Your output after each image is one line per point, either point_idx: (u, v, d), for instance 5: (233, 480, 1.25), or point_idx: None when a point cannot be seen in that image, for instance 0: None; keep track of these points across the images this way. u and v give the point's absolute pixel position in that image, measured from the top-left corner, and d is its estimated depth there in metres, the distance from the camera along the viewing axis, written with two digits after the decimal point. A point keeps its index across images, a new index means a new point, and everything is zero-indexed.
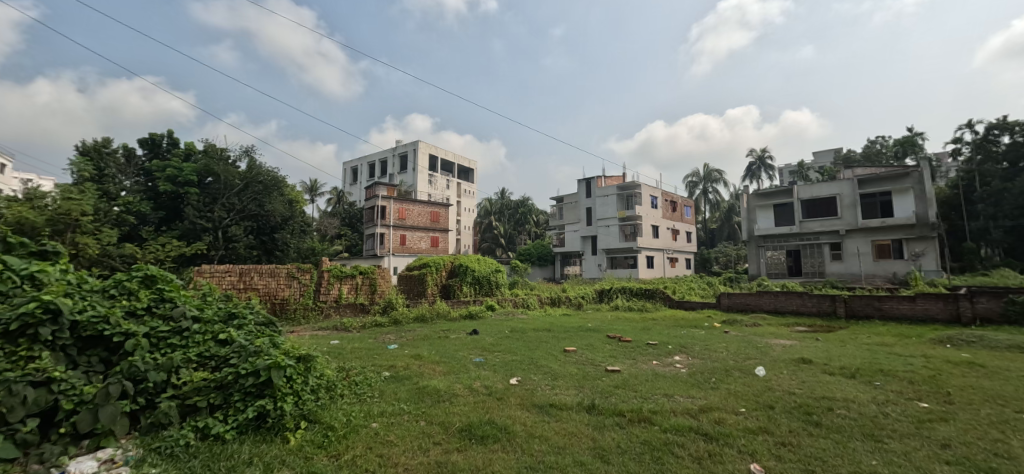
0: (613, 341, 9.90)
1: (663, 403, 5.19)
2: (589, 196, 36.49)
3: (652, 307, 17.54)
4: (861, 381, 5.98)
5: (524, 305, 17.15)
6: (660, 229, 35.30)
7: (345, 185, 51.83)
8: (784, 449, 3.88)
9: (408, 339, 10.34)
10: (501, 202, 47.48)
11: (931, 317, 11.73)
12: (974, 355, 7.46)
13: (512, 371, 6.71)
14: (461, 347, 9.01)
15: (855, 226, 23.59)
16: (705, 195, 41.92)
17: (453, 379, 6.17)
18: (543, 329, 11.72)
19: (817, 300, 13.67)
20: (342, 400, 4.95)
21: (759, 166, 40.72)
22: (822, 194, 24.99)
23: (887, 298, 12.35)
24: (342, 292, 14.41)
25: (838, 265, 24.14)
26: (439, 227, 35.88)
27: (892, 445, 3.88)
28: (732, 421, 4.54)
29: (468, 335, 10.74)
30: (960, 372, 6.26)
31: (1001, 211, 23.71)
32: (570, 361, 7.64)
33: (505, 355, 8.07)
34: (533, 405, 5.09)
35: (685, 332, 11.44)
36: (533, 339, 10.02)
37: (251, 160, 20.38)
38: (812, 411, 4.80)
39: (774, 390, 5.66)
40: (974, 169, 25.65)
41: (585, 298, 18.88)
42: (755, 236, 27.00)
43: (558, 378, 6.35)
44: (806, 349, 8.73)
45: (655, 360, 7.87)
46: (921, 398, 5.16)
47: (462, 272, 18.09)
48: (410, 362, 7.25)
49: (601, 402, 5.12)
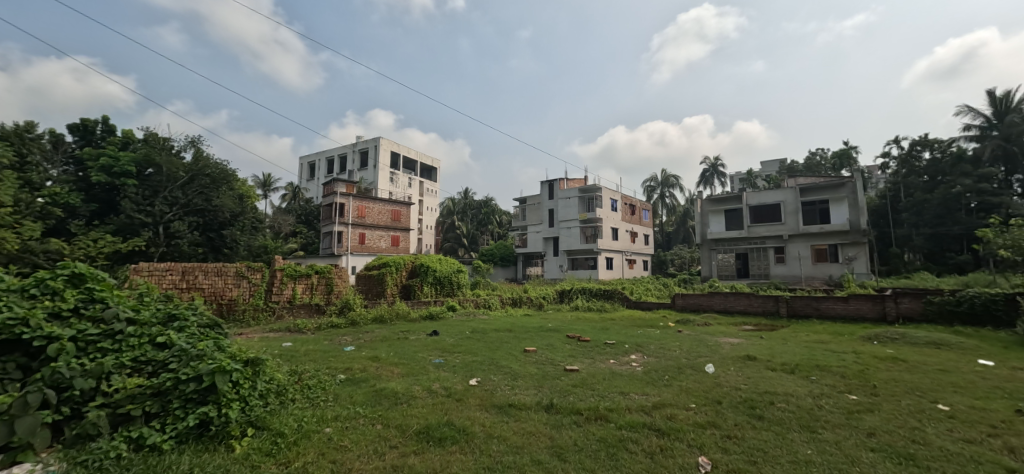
0: (572, 341, 10.05)
1: (619, 400, 5.33)
2: (551, 198, 36.93)
3: (611, 308, 17.95)
4: (799, 377, 6.38)
5: (486, 305, 17.15)
6: (619, 231, 36.24)
7: (302, 181, 49.96)
8: (729, 442, 4.08)
9: (366, 340, 10.09)
10: (464, 202, 47.22)
11: (862, 316, 12.68)
12: (897, 351, 8.15)
13: (472, 372, 6.70)
14: (421, 347, 8.86)
15: (797, 231, 25.14)
16: (663, 199, 43.40)
17: (411, 381, 6.04)
18: (504, 330, 11.74)
19: (763, 301, 14.47)
20: (293, 405, 4.74)
21: (712, 173, 42.62)
22: (768, 201, 26.51)
23: (824, 298, 13.26)
24: (297, 292, 13.91)
25: (782, 268, 25.66)
26: (401, 226, 35.20)
27: (826, 435, 4.16)
28: (682, 417, 4.73)
29: (429, 336, 10.58)
30: (885, 367, 6.81)
31: (922, 220, 26.01)
32: (530, 361, 7.69)
33: (465, 356, 8.01)
34: (493, 405, 5.09)
35: (641, 331, 11.81)
36: (494, 339, 10.02)
37: (198, 151, 19.23)
38: (756, 405, 5.07)
39: (722, 386, 5.93)
40: (900, 181, 28.12)
41: (546, 298, 19.08)
42: (708, 240, 28.26)
43: (517, 378, 6.38)
44: (752, 346, 9.24)
45: (612, 359, 8.09)
46: (851, 391, 5.58)
47: (423, 272, 17.83)
48: (368, 364, 7.09)
49: (559, 401, 5.19)
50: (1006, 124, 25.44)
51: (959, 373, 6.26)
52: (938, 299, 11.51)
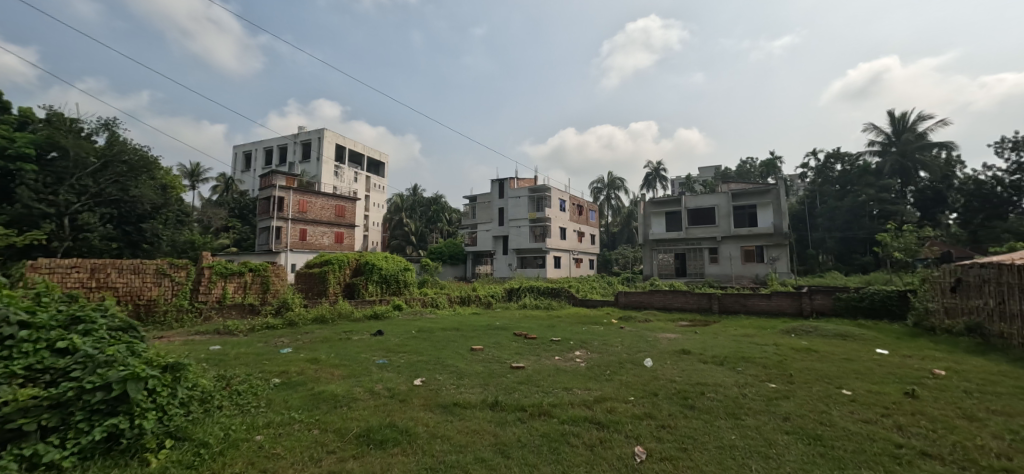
0: (519, 338, 10.12)
1: (562, 396, 5.45)
2: (501, 197, 37.03)
3: (557, 305, 18.33)
4: (727, 368, 6.85)
5: (433, 304, 16.87)
6: (567, 230, 37.02)
7: (236, 171, 46.69)
8: (664, 431, 4.31)
9: (304, 342, 9.61)
10: (412, 199, 46.24)
11: (782, 311, 13.84)
12: (811, 342, 8.99)
13: (417, 372, 6.58)
14: (364, 348, 8.58)
15: (728, 233, 26.90)
16: (608, 201, 44.81)
17: (353, 383, 5.87)
18: (451, 329, 11.60)
19: (698, 298, 15.36)
20: (220, 412, 4.43)
21: (655, 177, 44.63)
22: (704, 204, 28.22)
23: (750, 295, 14.33)
24: (227, 292, 13.00)
25: (715, 267, 27.35)
26: (345, 222, 33.83)
27: (748, 421, 4.50)
28: (621, 409, 4.92)
29: (373, 336, 10.26)
30: (800, 357, 7.48)
31: (835, 224, 28.80)
32: (476, 359, 7.68)
33: (410, 355, 7.86)
34: (437, 405, 5.04)
35: (586, 328, 12.15)
36: (441, 338, 9.90)
37: (113, 135, 17.40)
38: (688, 396, 5.39)
39: (659, 379, 6.24)
40: (817, 189, 31.16)
41: (495, 297, 19.13)
42: (649, 240, 29.54)
43: (463, 377, 6.34)
44: (686, 341, 9.80)
45: (558, 355, 8.27)
46: (771, 379, 6.07)
47: (369, 271, 17.27)
48: (306, 367, 6.76)
49: (504, 399, 5.23)
50: (904, 141, 28.66)
51: (860, 362, 7.01)
52: (845, 296, 12.82)
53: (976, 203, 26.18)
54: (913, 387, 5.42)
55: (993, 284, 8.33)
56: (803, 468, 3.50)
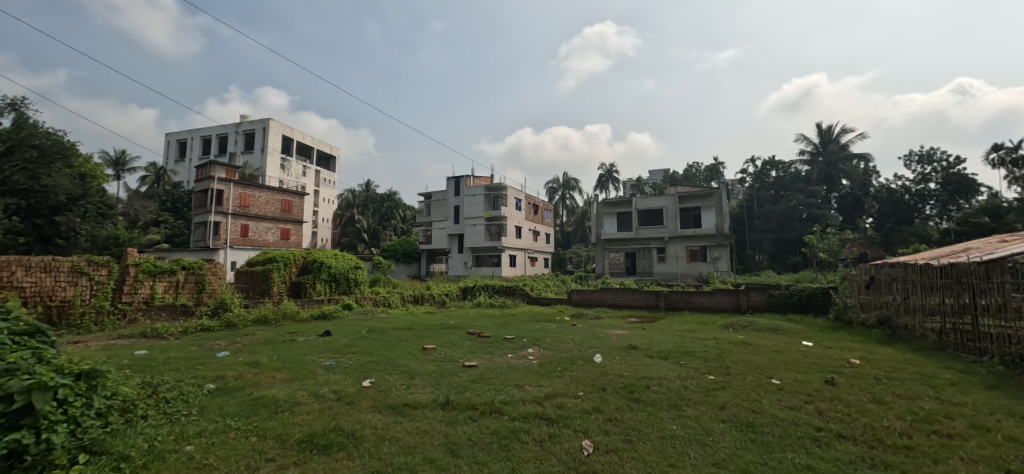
0: (472, 337, 10.08)
1: (514, 393, 5.49)
2: (457, 195, 36.67)
3: (512, 304, 18.41)
4: (671, 362, 7.18)
5: (385, 303, 16.46)
6: (523, 229, 37.29)
7: (168, 161, 43.31)
8: (611, 424, 4.45)
9: (244, 344, 9.07)
10: (365, 195, 44.89)
11: (722, 307, 14.67)
12: (747, 336, 9.60)
13: (365, 373, 6.38)
14: (309, 350, 8.24)
15: (675, 234, 28.16)
16: (563, 200, 45.53)
17: (297, 386, 5.61)
18: (403, 328, 11.37)
19: (646, 295, 15.96)
20: (145, 422, 4.10)
21: (608, 178, 45.89)
22: (653, 206, 29.40)
23: (694, 292, 15.08)
24: (156, 291, 12.05)
25: (663, 266, 28.51)
26: (291, 218, 32.23)
27: (688, 412, 4.74)
28: (570, 404, 5.03)
29: (320, 337, 9.84)
30: (737, 350, 7.98)
31: (770, 225, 30.92)
32: (428, 359, 7.58)
33: (360, 356, 7.63)
34: (386, 406, 4.92)
35: (539, 326, 12.30)
36: (392, 338, 9.68)
37: (21, 117, 15.65)
38: (634, 389, 5.59)
39: (608, 374, 6.44)
40: (755, 193, 33.38)
41: (449, 295, 18.92)
42: (602, 240, 30.34)
43: (414, 377, 6.24)
44: (634, 337, 10.19)
45: (510, 353, 8.34)
46: (710, 372, 6.43)
47: (316, 269, 16.56)
48: (245, 371, 6.38)
49: (455, 398, 5.19)
50: (829, 152, 31.12)
51: (789, 353, 7.57)
52: (777, 293, 13.81)
53: (888, 209, 29.68)
54: (832, 375, 5.93)
55: (900, 282, 9.28)
56: (735, 453, 3.73)
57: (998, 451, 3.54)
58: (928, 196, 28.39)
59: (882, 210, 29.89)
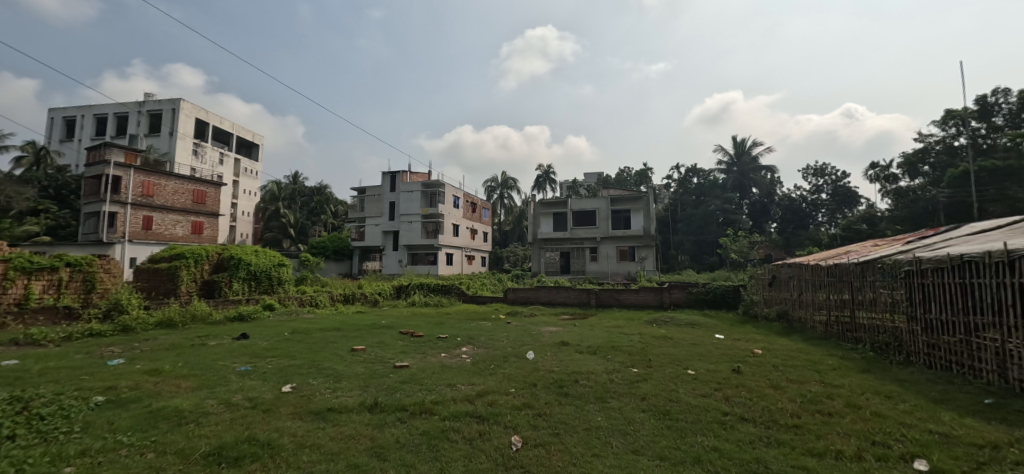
0: (405, 337, 9.83)
1: (446, 392, 5.44)
2: (392, 191, 35.47)
3: (447, 303, 18.17)
4: (600, 356, 7.49)
5: (312, 303, 15.57)
6: (460, 227, 36.94)
7: (51, 141, 37.77)
8: (539, 419, 4.56)
9: (144, 350, 8.14)
10: (291, 188, 42.10)
11: (647, 304, 15.58)
12: (668, 331, 10.26)
13: (286, 378, 5.99)
14: (222, 355, 7.56)
15: (607, 234, 29.39)
16: (501, 200, 45.76)
17: (205, 395, 5.13)
18: (331, 329, 10.83)
19: (579, 293, 16.51)
20: (11, 444, 3.54)
21: (545, 179, 46.79)
22: (587, 207, 30.48)
23: (623, 290, 15.84)
24: (33, 291, 10.48)
25: (595, 265, 29.63)
26: (205, 210, 29.44)
27: (613, 403, 4.97)
28: (502, 401, 5.08)
29: (235, 341, 9.07)
30: (659, 344, 8.50)
31: (692, 228, 33.31)
32: (358, 360, 7.30)
33: (281, 360, 7.16)
34: (308, 412, 4.66)
35: (474, 324, 12.26)
36: (318, 340, 9.19)
37: None
38: (564, 384, 5.77)
39: (539, 370, 6.59)
40: (678, 198, 35.84)
41: (382, 295, 18.28)
42: (538, 239, 30.86)
43: (340, 380, 5.97)
44: (566, 333, 10.51)
45: (443, 352, 8.24)
46: (634, 365, 6.80)
47: (233, 266, 15.27)
48: (143, 380, 5.73)
49: (384, 400, 5.04)
50: (743, 163, 34.14)
51: (703, 346, 8.20)
52: (695, 290, 14.95)
53: (789, 215, 33.70)
54: (738, 364, 6.52)
55: (795, 280, 10.41)
56: (653, 440, 3.97)
57: (867, 426, 4.09)
58: (821, 205, 32.96)
59: (784, 217, 33.75)
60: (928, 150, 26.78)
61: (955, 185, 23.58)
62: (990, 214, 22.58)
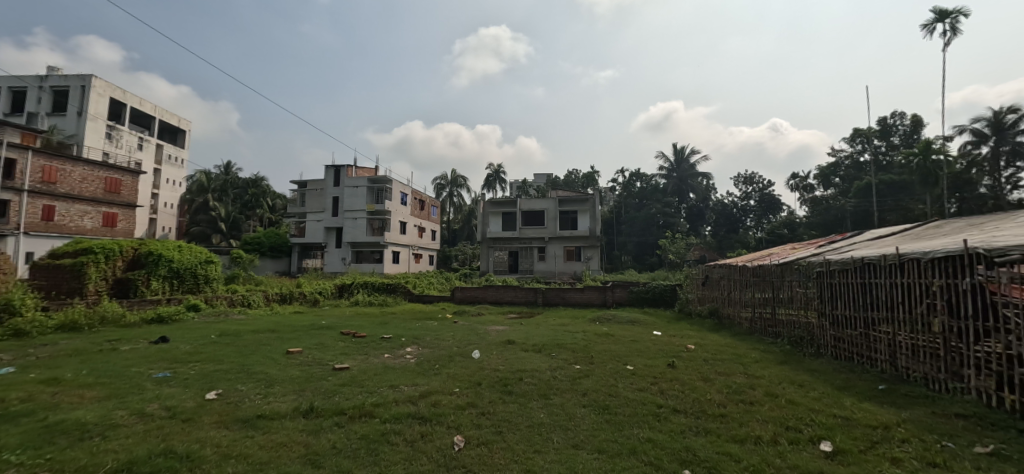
0: (346, 338, 9.48)
1: (388, 394, 5.30)
2: (336, 185, 34.02)
3: (392, 302, 17.65)
4: (545, 354, 7.61)
5: (244, 303, 14.58)
6: (408, 225, 36.13)
7: None
8: (483, 418, 4.56)
9: (41, 357, 7.23)
10: (222, 179, 39.18)
11: (591, 302, 16.06)
12: (610, 328, 10.62)
13: (210, 384, 5.56)
14: (136, 360, 6.88)
15: (555, 234, 29.95)
16: (450, 198, 45.35)
17: (113, 406, 4.64)
18: (265, 330, 10.20)
19: (526, 292, 16.68)
20: None
21: (495, 178, 46.82)
22: (536, 208, 30.92)
23: (568, 289, 16.21)
24: None
25: (542, 265, 30.11)
26: (120, 200, 26.68)
27: (556, 400, 5.07)
28: (445, 402, 5.02)
29: (153, 345, 8.29)
30: (601, 341, 8.78)
31: (634, 229, 34.82)
32: (293, 363, 6.93)
33: (205, 365, 6.64)
34: (235, 420, 4.35)
35: (419, 324, 12.04)
36: (250, 342, 8.63)
37: None
38: (508, 382, 5.82)
39: (484, 369, 6.59)
40: (623, 201, 37.34)
41: (323, 294, 17.45)
42: (487, 238, 30.87)
43: (274, 384, 5.66)
44: (513, 332, 10.57)
45: (387, 353, 8.03)
46: (577, 362, 6.97)
47: (152, 263, 13.91)
48: (38, 391, 5.09)
49: (321, 404, 4.82)
50: (681, 169, 36.00)
51: (642, 342, 8.57)
52: (637, 289, 15.65)
53: (722, 219, 36.11)
54: (673, 359, 6.89)
55: (726, 279, 11.15)
56: (592, 434, 4.10)
57: (783, 413, 4.45)
58: (749, 210, 35.85)
59: (718, 221, 36.14)
60: (838, 164, 29.76)
61: (860, 196, 26.59)
62: (887, 222, 25.45)
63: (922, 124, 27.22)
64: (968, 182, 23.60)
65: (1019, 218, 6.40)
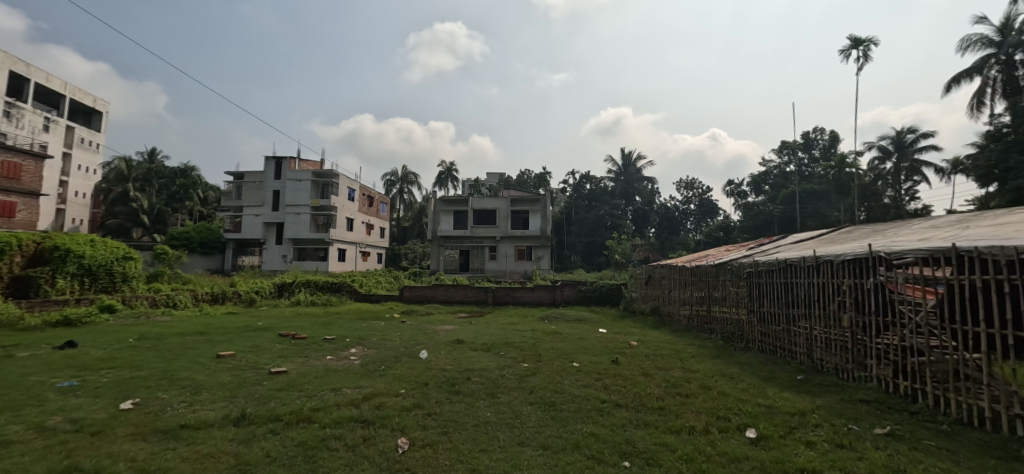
0: (285, 340, 9.00)
1: (329, 398, 5.09)
2: (277, 178, 32.17)
3: (337, 302, 16.94)
4: (493, 353, 7.62)
5: (169, 304, 13.45)
6: (355, 222, 34.89)
7: None
8: (429, 419, 4.49)
9: None
10: (146, 168, 35.91)
11: (540, 301, 16.29)
12: (558, 326, 10.83)
13: (126, 393, 5.08)
14: (38, 368, 6.15)
15: (506, 234, 30.10)
16: (400, 195, 44.37)
17: (5, 420, 4.11)
18: (194, 333, 9.48)
19: (476, 291, 16.61)
20: None
21: (447, 176, 46.28)
22: (487, 207, 30.89)
23: (518, 288, 16.33)
24: None
25: (493, 264, 30.18)
26: (21, 187, 23.73)
27: (502, 399, 5.09)
28: (390, 403, 4.90)
29: (57, 350, 7.44)
30: (548, 339, 8.93)
31: (584, 230, 35.81)
32: (224, 368, 6.49)
33: (121, 372, 6.06)
34: (154, 431, 4.00)
35: (365, 324, 11.68)
36: (175, 346, 7.97)
37: None
38: (456, 382, 5.77)
39: (431, 369, 6.50)
40: (573, 202, 38.20)
41: (260, 293, 16.46)
42: (438, 236, 30.45)
43: (201, 391, 5.27)
44: (462, 332, 10.50)
45: (330, 355, 7.71)
46: (524, 360, 7.05)
47: (58, 259, 12.51)
48: None
49: (254, 410, 4.55)
50: (629, 173, 37.35)
51: (587, 340, 8.80)
52: (585, 288, 16.09)
53: (665, 222, 37.91)
54: (616, 356, 7.15)
55: (666, 279, 11.71)
56: (539, 430, 4.16)
57: (715, 404, 4.74)
58: (689, 214, 38.17)
59: (661, 223, 37.89)
60: (768, 173, 32.16)
61: (786, 203, 28.90)
62: (808, 227, 27.86)
63: (838, 139, 30.03)
64: (875, 193, 26.31)
65: (914, 226, 7.22)
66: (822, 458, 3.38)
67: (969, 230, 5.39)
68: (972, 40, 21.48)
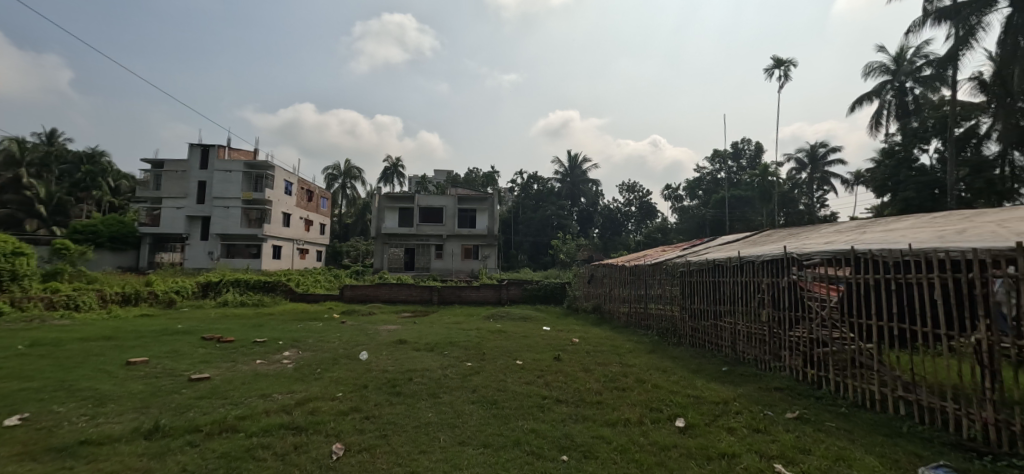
0: (210, 343, 8.36)
1: (257, 405, 4.78)
2: (203, 168, 29.71)
3: (270, 302, 15.96)
4: (437, 353, 7.50)
5: (69, 306, 12.05)
6: (293, 217, 33.01)
7: None
8: (367, 422, 4.35)
9: None
10: (44, 152, 31.85)
11: (486, 300, 16.31)
12: (502, 325, 10.90)
13: (12, 408, 4.47)
14: None
15: (453, 232, 29.83)
16: (342, 190, 42.58)
17: None
18: (100, 337, 8.54)
19: (421, 291, 16.29)
20: None
21: (393, 172, 45.04)
22: (434, 204, 30.40)
23: (464, 287, 16.24)
24: None
25: (440, 262, 29.77)
26: None
27: (444, 399, 5.04)
28: (325, 408, 4.69)
29: None
30: (492, 338, 8.92)
31: (530, 229, 36.29)
32: (136, 376, 5.90)
33: (5, 384, 5.32)
34: (46, 450, 3.56)
35: (301, 325, 11.11)
36: (76, 352, 7.13)
37: None
38: (396, 383, 5.63)
39: (371, 371, 6.29)
40: (519, 202, 38.52)
41: (181, 293, 15.17)
42: (382, 234, 29.48)
43: (107, 402, 4.75)
44: (405, 332, 10.26)
45: (260, 358, 7.25)
46: (468, 359, 7.00)
47: None
48: None
49: (171, 422, 4.18)
50: (574, 175, 38.29)
51: (531, 338, 8.90)
52: (530, 287, 16.33)
53: (608, 222, 39.30)
54: (559, 353, 7.30)
55: (608, 278, 12.13)
56: (480, 429, 4.16)
57: (649, 397, 4.97)
58: (630, 215, 39.80)
59: (603, 224, 39.23)
60: (701, 179, 34.31)
61: (717, 207, 30.96)
62: (736, 229, 30.02)
63: (762, 150, 32.71)
64: (792, 200, 28.91)
65: (823, 230, 8.02)
66: (741, 443, 3.65)
67: (867, 234, 6.05)
68: (873, 66, 24.13)
